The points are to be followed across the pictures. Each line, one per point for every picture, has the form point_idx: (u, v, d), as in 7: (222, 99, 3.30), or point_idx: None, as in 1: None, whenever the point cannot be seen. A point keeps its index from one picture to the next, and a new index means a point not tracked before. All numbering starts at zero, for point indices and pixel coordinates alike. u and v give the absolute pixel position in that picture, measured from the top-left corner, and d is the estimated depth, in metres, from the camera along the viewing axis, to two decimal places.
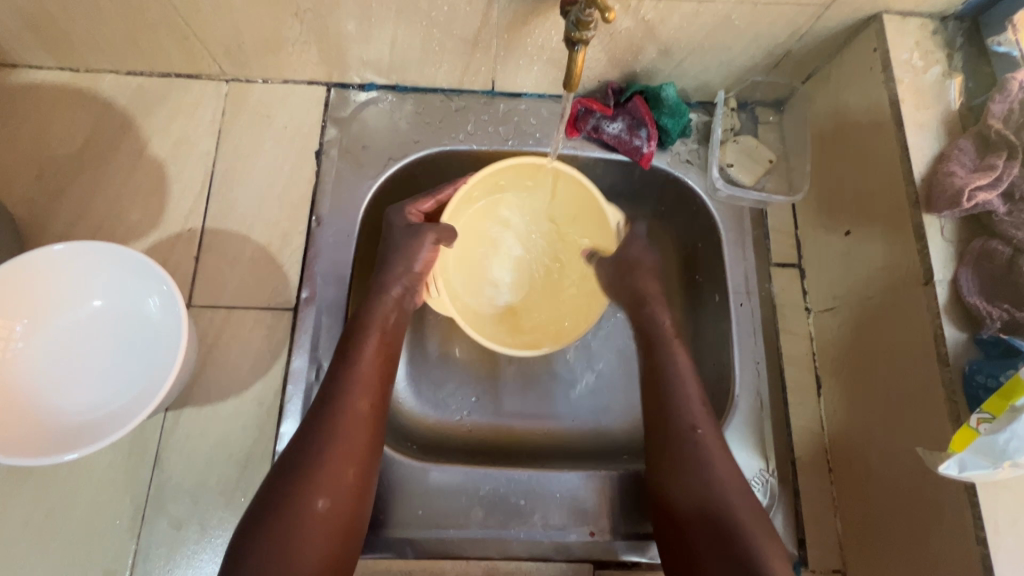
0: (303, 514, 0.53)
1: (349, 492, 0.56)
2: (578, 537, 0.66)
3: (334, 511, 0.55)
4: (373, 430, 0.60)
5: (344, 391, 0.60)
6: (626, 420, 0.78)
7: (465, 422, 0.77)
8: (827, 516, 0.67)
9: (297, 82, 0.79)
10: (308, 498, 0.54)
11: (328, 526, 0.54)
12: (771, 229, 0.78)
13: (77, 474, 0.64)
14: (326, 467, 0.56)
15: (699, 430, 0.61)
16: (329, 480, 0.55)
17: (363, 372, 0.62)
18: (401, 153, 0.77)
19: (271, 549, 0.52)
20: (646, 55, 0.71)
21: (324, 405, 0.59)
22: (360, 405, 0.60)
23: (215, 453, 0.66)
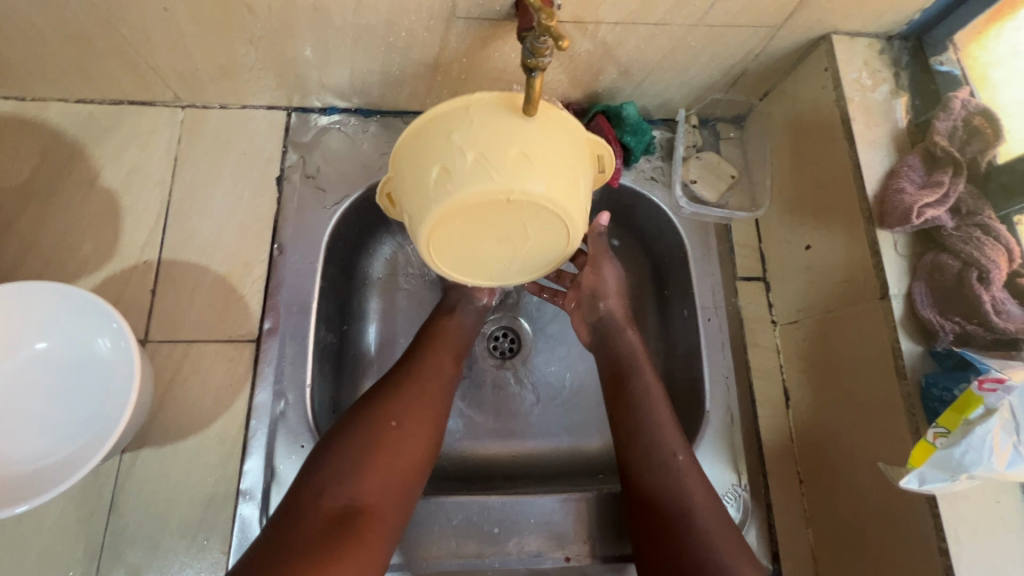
0: (377, 432, 0.57)
1: (418, 426, 0.59)
2: (553, 563, 0.65)
3: (405, 432, 0.58)
4: (447, 385, 0.64)
5: (433, 344, 0.66)
6: (599, 440, 0.78)
7: (439, 448, 0.76)
8: (800, 527, 0.68)
9: (256, 107, 0.78)
10: (384, 418, 0.58)
11: (399, 445, 0.57)
12: (736, 243, 0.79)
13: (26, 524, 0.61)
14: (402, 394, 0.60)
15: (680, 457, 0.61)
16: (405, 410, 0.59)
17: (450, 330, 0.69)
18: (364, 177, 0.77)
19: (349, 454, 0.55)
20: (606, 75, 0.72)
21: (413, 352, 0.65)
22: (443, 355, 0.66)
23: (176, 495, 0.63)
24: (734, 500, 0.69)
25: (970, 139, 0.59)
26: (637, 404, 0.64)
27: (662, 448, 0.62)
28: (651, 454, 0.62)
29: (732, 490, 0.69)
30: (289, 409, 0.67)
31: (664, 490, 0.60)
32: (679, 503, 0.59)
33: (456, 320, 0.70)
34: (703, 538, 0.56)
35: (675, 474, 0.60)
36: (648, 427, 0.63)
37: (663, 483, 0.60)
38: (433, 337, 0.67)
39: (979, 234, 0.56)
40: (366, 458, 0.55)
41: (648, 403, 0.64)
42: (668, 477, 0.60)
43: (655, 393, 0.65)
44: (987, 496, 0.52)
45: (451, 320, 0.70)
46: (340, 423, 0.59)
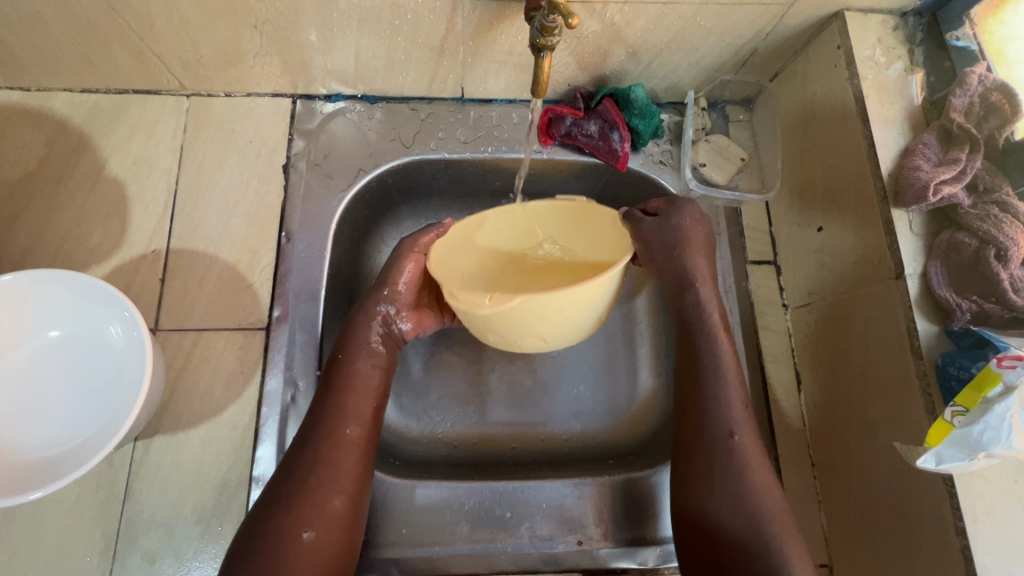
0: (291, 552, 0.50)
1: (340, 526, 0.54)
2: (566, 547, 0.65)
3: (322, 543, 0.52)
4: (364, 463, 0.58)
5: (333, 421, 0.58)
6: (609, 426, 0.78)
7: (448, 435, 0.76)
8: (812, 510, 0.68)
9: (261, 95, 0.77)
10: (293, 531, 0.51)
11: (316, 560, 0.51)
12: (745, 227, 0.79)
13: (42, 511, 0.61)
14: (312, 498, 0.53)
15: (737, 436, 0.57)
16: (318, 515, 0.53)
17: (348, 402, 0.59)
18: (372, 163, 0.77)
19: None
20: (614, 57, 0.72)
21: (308, 435, 0.57)
22: (349, 433, 0.58)
23: (189, 482, 0.63)
24: None
25: (987, 116, 0.58)
26: (700, 374, 0.61)
27: (728, 421, 0.58)
28: (703, 430, 0.58)
29: None
30: (299, 396, 0.67)
31: (717, 472, 0.56)
32: (737, 478, 0.55)
33: (353, 393, 0.60)
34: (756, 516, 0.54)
35: (731, 453, 0.57)
36: (706, 404, 0.59)
37: (710, 467, 0.56)
38: (335, 410, 0.58)
39: (996, 211, 0.55)
40: None
41: (711, 373, 0.61)
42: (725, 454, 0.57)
43: (726, 366, 0.61)
44: (1005, 476, 0.51)
45: (345, 387, 0.60)
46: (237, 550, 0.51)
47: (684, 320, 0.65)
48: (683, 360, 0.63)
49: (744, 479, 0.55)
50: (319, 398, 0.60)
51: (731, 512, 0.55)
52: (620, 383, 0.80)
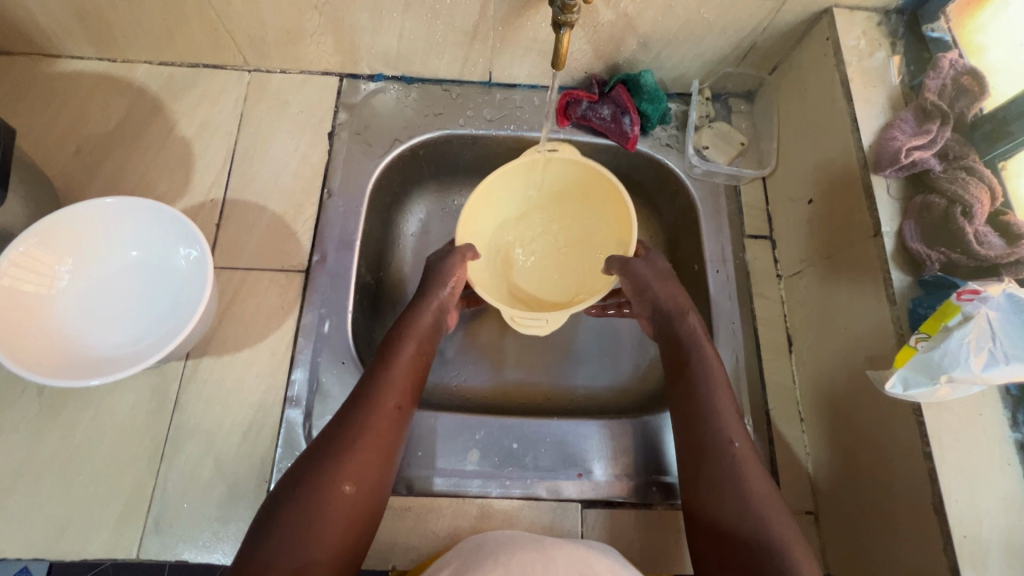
0: (331, 499, 0.56)
1: (374, 484, 0.59)
2: (567, 479, 0.70)
3: (358, 495, 0.57)
4: (398, 429, 0.63)
5: (378, 387, 0.64)
6: (612, 383, 0.85)
7: (460, 384, 0.83)
8: (799, 460, 0.73)
9: (313, 73, 0.88)
10: (337, 483, 0.57)
11: (350, 513, 0.57)
12: (744, 205, 0.86)
13: (101, 414, 0.68)
14: (355, 454, 0.59)
15: (737, 445, 0.63)
16: (360, 472, 0.58)
17: (393, 377, 0.65)
18: (407, 135, 0.86)
19: (296, 526, 0.53)
20: (627, 46, 0.81)
21: (357, 399, 0.63)
22: (391, 402, 0.63)
23: (231, 399, 0.71)
24: None
25: (959, 96, 0.65)
26: (672, 335, 0.72)
27: (694, 350, 0.70)
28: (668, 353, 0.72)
29: None
30: (332, 330, 0.74)
31: (694, 388, 0.68)
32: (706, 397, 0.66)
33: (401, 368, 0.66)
34: (748, 491, 0.60)
35: (731, 463, 0.62)
36: (682, 344, 0.71)
37: (687, 413, 0.67)
38: (382, 377, 0.65)
39: (964, 175, 0.61)
40: (313, 526, 0.54)
41: (692, 342, 0.71)
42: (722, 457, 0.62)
43: (700, 334, 0.71)
44: (971, 409, 0.56)
45: (393, 359, 0.67)
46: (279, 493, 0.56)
47: (670, 336, 0.72)
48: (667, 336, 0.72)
49: (739, 479, 0.61)
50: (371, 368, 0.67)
51: (725, 496, 0.60)
52: (625, 345, 0.87)
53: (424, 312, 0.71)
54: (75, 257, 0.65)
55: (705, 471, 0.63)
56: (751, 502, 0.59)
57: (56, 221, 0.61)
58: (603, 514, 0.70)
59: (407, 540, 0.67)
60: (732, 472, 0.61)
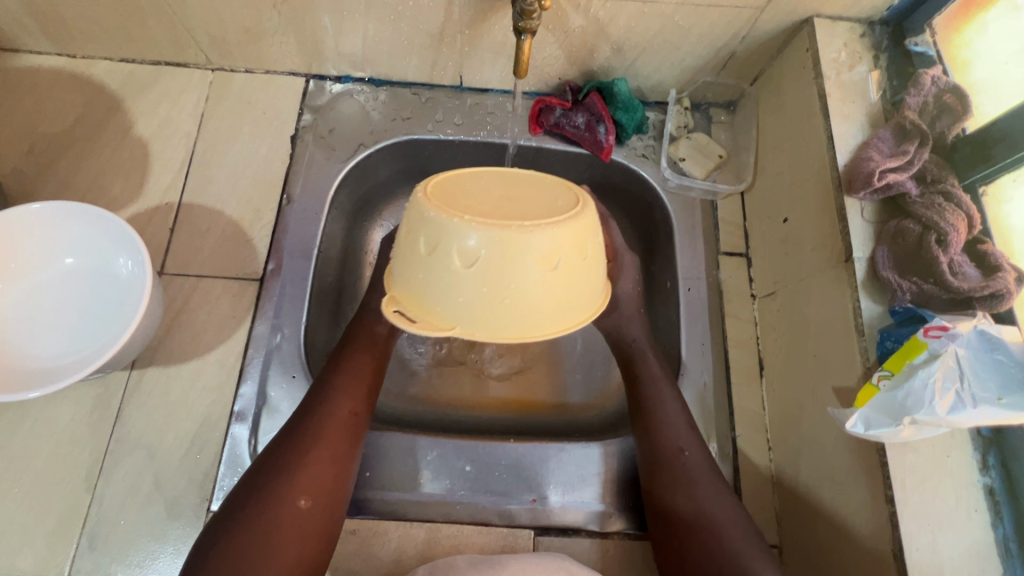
0: (284, 513, 0.55)
1: (331, 494, 0.58)
2: (520, 504, 0.68)
3: (314, 509, 0.56)
4: (353, 436, 0.62)
5: (330, 392, 0.63)
6: (577, 402, 0.82)
7: (419, 399, 0.80)
8: (765, 491, 0.70)
9: (277, 73, 0.85)
10: (291, 498, 0.56)
11: (307, 525, 0.56)
12: (720, 220, 0.83)
13: (40, 424, 0.66)
14: (308, 466, 0.58)
15: (687, 453, 0.64)
16: (314, 484, 0.57)
17: (344, 382, 0.64)
18: (372, 139, 0.83)
19: (249, 544, 0.53)
20: (600, 52, 0.78)
21: (309, 407, 0.62)
22: (343, 408, 0.62)
23: (176, 411, 0.68)
24: None
25: (940, 115, 0.61)
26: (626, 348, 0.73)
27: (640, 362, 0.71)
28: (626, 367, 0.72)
29: None
30: (284, 342, 0.71)
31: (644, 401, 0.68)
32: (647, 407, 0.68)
33: (350, 372, 0.65)
34: (700, 498, 0.61)
35: (683, 469, 0.63)
36: (635, 353, 0.72)
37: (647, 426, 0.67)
38: (333, 384, 0.64)
39: (941, 201, 0.57)
40: (269, 543, 0.53)
41: (640, 352, 0.72)
42: (675, 461, 0.64)
43: (645, 345, 0.72)
44: (937, 450, 0.53)
45: (343, 365, 0.65)
46: (229, 509, 0.55)
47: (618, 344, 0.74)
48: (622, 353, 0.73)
49: (686, 491, 0.62)
50: (323, 373, 0.65)
51: (679, 500, 0.62)
52: (596, 364, 0.85)
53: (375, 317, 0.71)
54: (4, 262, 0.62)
55: (659, 479, 0.64)
56: (712, 506, 0.61)
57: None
58: (557, 542, 0.68)
59: (350, 565, 0.64)
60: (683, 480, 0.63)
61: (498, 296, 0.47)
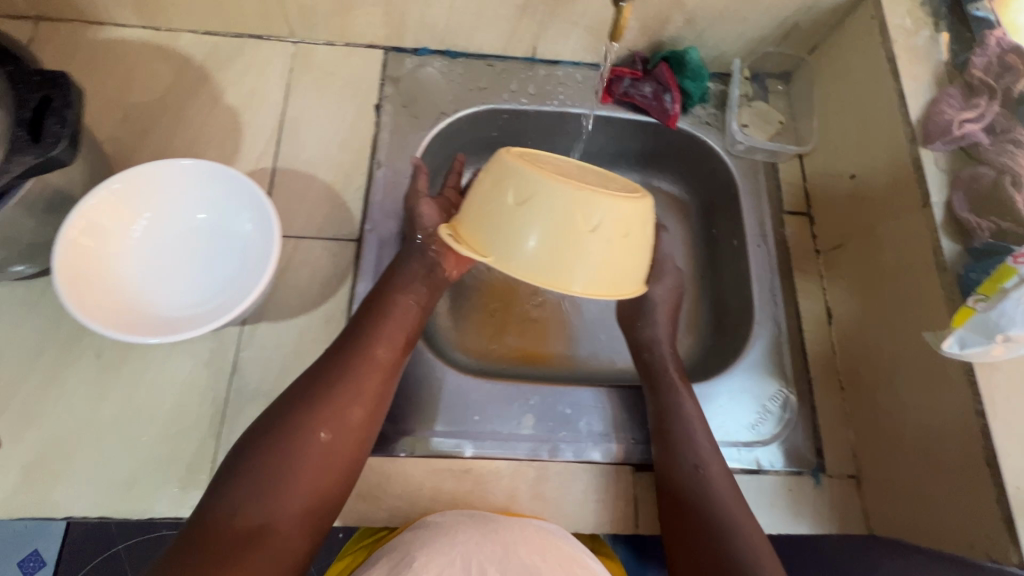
0: (306, 444, 0.56)
1: (352, 437, 0.59)
2: (621, 444, 0.72)
3: (334, 445, 0.57)
4: (385, 382, 0.63)
5: (365, 335, 0.64)
6: None
7: (501, 356, 0.84)
8: (841, 427, 0.76)
9: (357, 45, 0.88)
10: (313, 429, 0.57)
11: (326, 459, 0.57)
12: (782, 181, 0.88)
13: (162, 376, 0.69)
14: (332, 403, 0.59)
15: (701, 467, 0.65)
16: (335, 419, 0.58)
17: (382, 328, 0.65)
18: (453, 108, 0.87)
19: (266, 470, 0.54)
20: (673, 23, 0.82)
21: (343, 350, 0.63)
22: (377, 352, 0.63)
23: (289, 363, 0.71)
24: (779, 403, 0.77)
25: (1004, 73, 0.67)
26: (636, 318, 0.79)
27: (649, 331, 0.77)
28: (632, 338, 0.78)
29: (777, 395, 0.77)
30: None
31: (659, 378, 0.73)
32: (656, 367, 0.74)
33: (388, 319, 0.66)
34: (692, 449, 0.66)
35: (683, 418, 0.68)
36: (645, 317, 0.78)
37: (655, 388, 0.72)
38: (371, 329, 0.65)
39: (1013, 148, 0.63)
40: (289, 469, 0.54)
41: (651, 315, 0.78)
42: (677, 425, 0.68)
43: (659, 310, 0.78)
44: (1020, 370, 0.59)
45: (382, 313, 0.67)
46: (255, 432, 0.57)
47: (628, 313, 0.80)
48: (632, 323, 0.79)
49: (689, 447, 0.66)
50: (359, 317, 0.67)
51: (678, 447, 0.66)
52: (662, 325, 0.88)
53: (413, 267, 0.71)
54: (147, 208, 0.65)
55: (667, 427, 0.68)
56: (698, 454, 0.66)
57: (138, 171, 0.62)
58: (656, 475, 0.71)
59: (467, 502, 0.68)
60: (682, 431, 0.67)
61: (560, 261, 0.57)
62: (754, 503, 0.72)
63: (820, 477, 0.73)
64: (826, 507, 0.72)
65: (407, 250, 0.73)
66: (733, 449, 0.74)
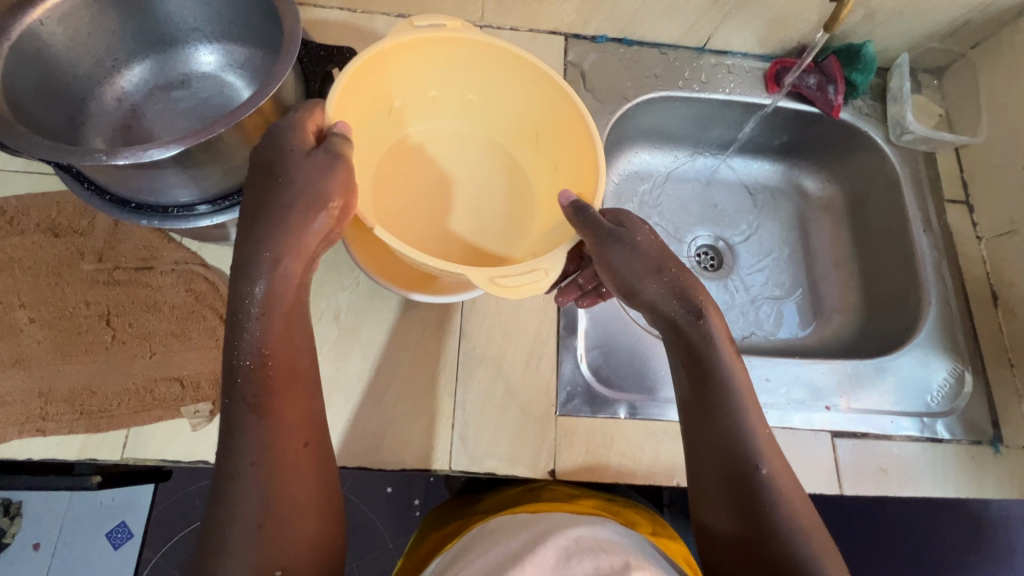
0: (276, 488, 0.49)
1: (317, 466, 0.53)
2: (817, 411, 0.78)
3: (306, 480, 0.51)
4: (308, 407, 0.53)
5: (270, 346, 0.51)
6: (799, 332, 0.95)
7: None
8: (1015, 402, 0.80)
9: (541, 31, 0.92)
10: (276, 473, 0.50)
11: (311, 493, 0.51)
12: (941, 171, 0.93)
13: (397, 339, 0.73)
14: (276, 442, 0.50)
15: (764, 470, 0.55)
16: (284, 459, 0.50)
17: (273, 337, 0.51)
18: (633, 94, 0.91)
19: (256, 520, 0.49)
20: (852, 17, 0.87)
21: (270, 367, 0.51)
22: (267, 365, 0.51)
23: (510, 330, 0.76)
24: (955, 379, 0.81)
25: None
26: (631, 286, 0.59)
27: (687, 297, 0.59)
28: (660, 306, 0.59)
29: (953, 370, 0.81)
30: None
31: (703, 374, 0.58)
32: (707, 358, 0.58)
33: (283, 308, 0.52)
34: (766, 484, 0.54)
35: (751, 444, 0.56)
36: (662, 282, 0.59)
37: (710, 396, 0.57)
38: (275, 333, 0.51)
39: None
40: (278, 517, 0.49)
41: (688, 289, 0.59)
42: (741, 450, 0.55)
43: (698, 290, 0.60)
44: None
45: (254, 323, 0.51)
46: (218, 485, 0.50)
47: (622, 282, 0.60)
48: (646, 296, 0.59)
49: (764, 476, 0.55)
50: (236, 324, 0.51)
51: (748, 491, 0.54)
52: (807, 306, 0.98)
53: (296, 240, 0.51)
54: None
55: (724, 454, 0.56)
56: (742, 453, 0.55)
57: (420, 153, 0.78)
58: (852, 441, 0.76)
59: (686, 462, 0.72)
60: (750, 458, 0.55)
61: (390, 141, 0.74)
62: (946, 470, 0.76)
63: (999, 447, 0.78)
64: (1010, 475, 0.76)
65: (263, 206, 0.53)
66: (917, 420, 0.78)
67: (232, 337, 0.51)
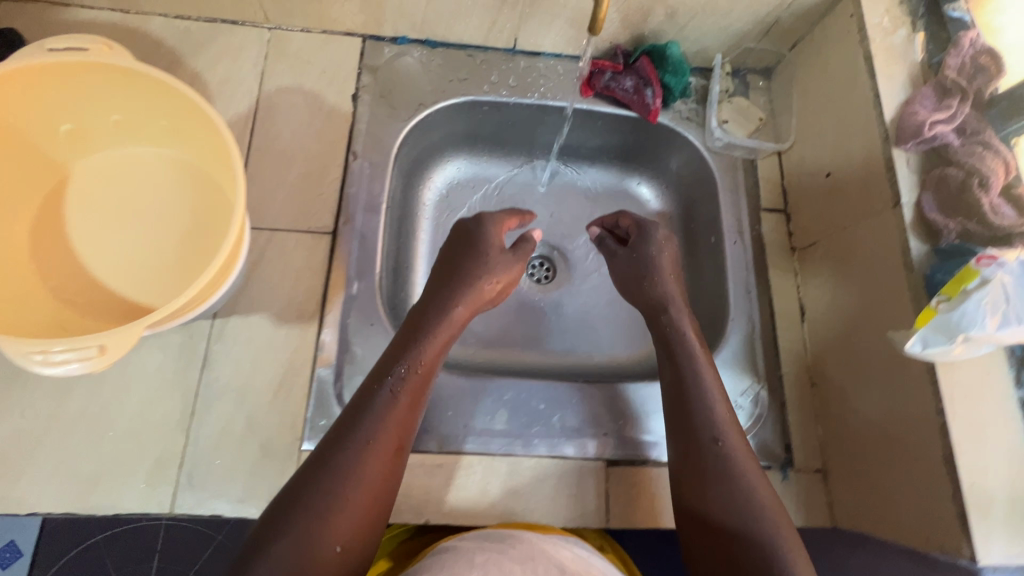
0: (333, 488, 0.53)
1: (381, 483, 0.56)
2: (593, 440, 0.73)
3: (373, 487, 0.55)
4: (406, 428, 0.60)
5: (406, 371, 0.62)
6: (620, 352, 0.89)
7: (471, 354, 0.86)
8: (810, 424, 0.77)
9: (335, 33, 0.86)
10: (340, 483, 0.54)
11: (366, 501, 0.54)
12: (761, 178, 0.88)
13: (129, 370, 0.68)
14: (371, 453, 0.56)
15: (722, 442, 0.62)
16: (349, 465, 0.55)
17: (416, 360, 0.63)
18: (432, 99, 0.86)
19: (303, 526, 0.51)
20: (654, 16, 0.82)
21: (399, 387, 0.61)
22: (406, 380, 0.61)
23: (259, 358, 0.70)
24: (751, 400, 0.77)
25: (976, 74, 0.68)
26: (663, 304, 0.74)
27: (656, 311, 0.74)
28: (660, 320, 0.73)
29: (749, 391, 0.77)
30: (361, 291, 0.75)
31: (686, 391, 0.66)
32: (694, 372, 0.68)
33: (431, 349, 0.64)
34: (737, 479, 0.60)
35: (716, 451, 0.62)
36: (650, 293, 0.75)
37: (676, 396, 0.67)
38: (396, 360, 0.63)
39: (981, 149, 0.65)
40: (328, 516, 0.52)
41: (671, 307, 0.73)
42: (696, 454, 0.62)
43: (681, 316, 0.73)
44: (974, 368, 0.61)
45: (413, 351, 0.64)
46: (281, 502, 0.53)
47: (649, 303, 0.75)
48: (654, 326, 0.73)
49: (729, 467, 0.60)
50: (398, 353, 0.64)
51: (719, 490, 0.59)
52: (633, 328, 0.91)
53: (473, 290, 0.70)
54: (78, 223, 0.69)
55: (693, 461, 0.62)
56: (705, 438, 0.63)
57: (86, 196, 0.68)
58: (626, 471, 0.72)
59: (439, 497, 0.67)
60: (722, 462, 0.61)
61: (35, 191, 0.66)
62: None
63: (789, 472, 0.74)
64: (796, 501, 0.73)
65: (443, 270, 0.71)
66: None
67: (385, 363, 0.63)
